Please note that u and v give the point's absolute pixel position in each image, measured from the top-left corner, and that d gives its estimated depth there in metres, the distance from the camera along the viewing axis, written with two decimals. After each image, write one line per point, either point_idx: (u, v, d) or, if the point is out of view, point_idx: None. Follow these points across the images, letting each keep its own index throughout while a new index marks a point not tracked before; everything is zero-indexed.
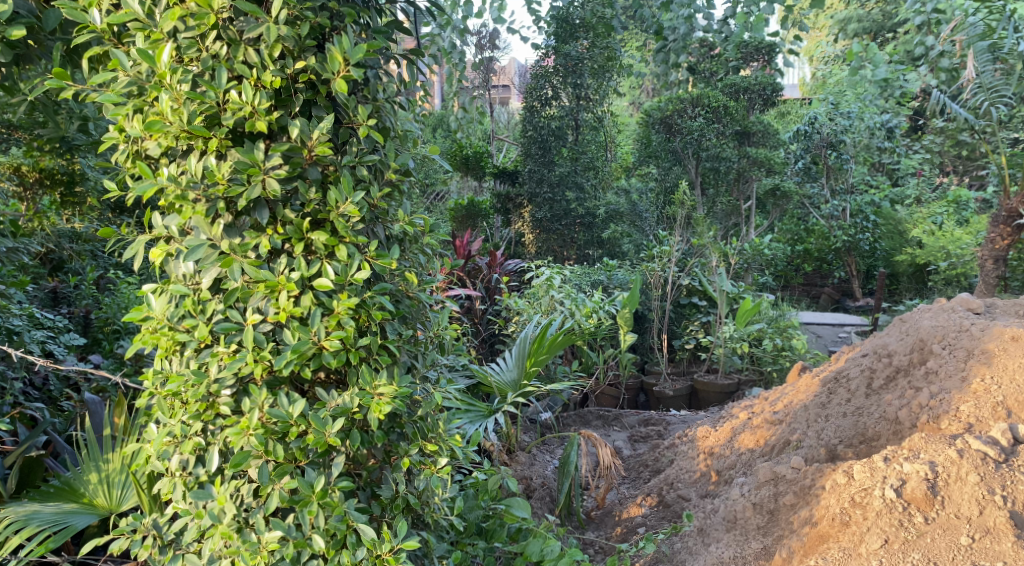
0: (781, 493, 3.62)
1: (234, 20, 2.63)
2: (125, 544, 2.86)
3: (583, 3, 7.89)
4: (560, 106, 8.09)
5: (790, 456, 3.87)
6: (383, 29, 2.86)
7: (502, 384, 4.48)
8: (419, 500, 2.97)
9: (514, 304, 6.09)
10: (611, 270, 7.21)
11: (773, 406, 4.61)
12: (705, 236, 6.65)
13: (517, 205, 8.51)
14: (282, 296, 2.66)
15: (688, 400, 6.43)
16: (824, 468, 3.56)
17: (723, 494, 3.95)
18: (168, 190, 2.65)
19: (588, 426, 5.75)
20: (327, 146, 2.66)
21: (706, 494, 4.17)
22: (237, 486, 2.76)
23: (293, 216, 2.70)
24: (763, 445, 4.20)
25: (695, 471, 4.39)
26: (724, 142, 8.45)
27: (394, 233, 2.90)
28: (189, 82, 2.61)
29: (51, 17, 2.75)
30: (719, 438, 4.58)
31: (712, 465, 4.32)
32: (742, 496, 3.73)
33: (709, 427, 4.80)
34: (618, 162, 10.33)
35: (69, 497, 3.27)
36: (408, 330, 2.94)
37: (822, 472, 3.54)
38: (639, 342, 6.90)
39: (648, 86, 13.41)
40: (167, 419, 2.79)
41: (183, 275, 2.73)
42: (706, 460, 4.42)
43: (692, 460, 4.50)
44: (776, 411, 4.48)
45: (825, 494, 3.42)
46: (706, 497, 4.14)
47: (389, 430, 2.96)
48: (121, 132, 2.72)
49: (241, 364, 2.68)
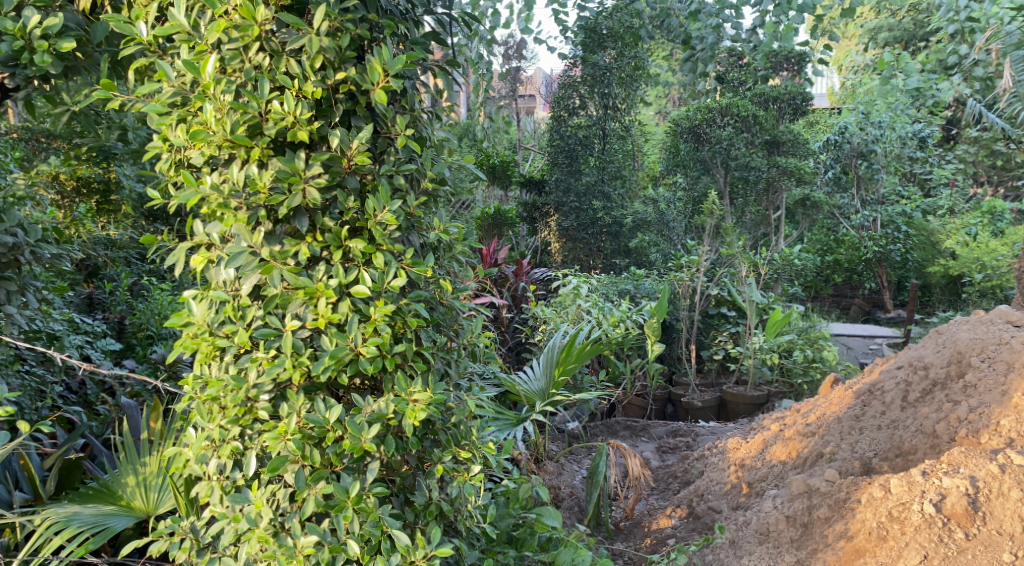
0: (815, 506, 3.60)
1: (277, 32, 2.68)
2: (163, 547, 2.90)
3: (610, 13, 7.89)
4: (587, 115, 8.10)
5: (823, 468, 3.85)
6: (420, 40, 2.89)
7: (531, 392, 4.48)
8: (452, 508, 2.98)
9: (541, 313, 6.12)
10: (639, 279, 7.20)
11: (805, 418, 4.58)
12: (734, 246, 6.61)
13: (544, 214, 8.54)
14: (321, 303, 2.70)
15: (717, 411, 6.38)
16: (859, 482, 3.54)
17: (755, 506, 3.93)
18: (210, 199, 2.69)
19: (615, 436, 5.75)
20: (365, 156, 2.70)
21: (737, 506, 4.15)
22: (273, 490, 2.79)
23: (332, 224, 2.74)
24: (796, 457, 4.19)
25: (725, 483, 4.37)
26: (753, 151, 8.43)
27: (429, 241, 2.93)
28: (233, 92, 2.66)
29: (99, 29, 2.80)
30: (751, 449, 4.57)
31: (743, 478, 4.30)
32: (775, 508, 3.71)
33: (739, 439, 4.78)
34: (645, 171, 10.32)
35: (107, 499, 3.33)
36: (442, 337, 2.97)
37: (857, 485, 3.53)
38: (667, 352, 6.88)
39: (675, 95, 13.39)
40: (206, 424, 2.82)
41: (223, 282, 2.77)
42: (737, 472, 4.40)
43: (723, 472, 4.48)
44: (808, 423, 4.46)
45: (861, 508, 3.40)
46: (737, 509, 4.12)
47: (423, 437, 2.98)
48: (164, 141, 2.77)
49: (280, 369, 2.72)
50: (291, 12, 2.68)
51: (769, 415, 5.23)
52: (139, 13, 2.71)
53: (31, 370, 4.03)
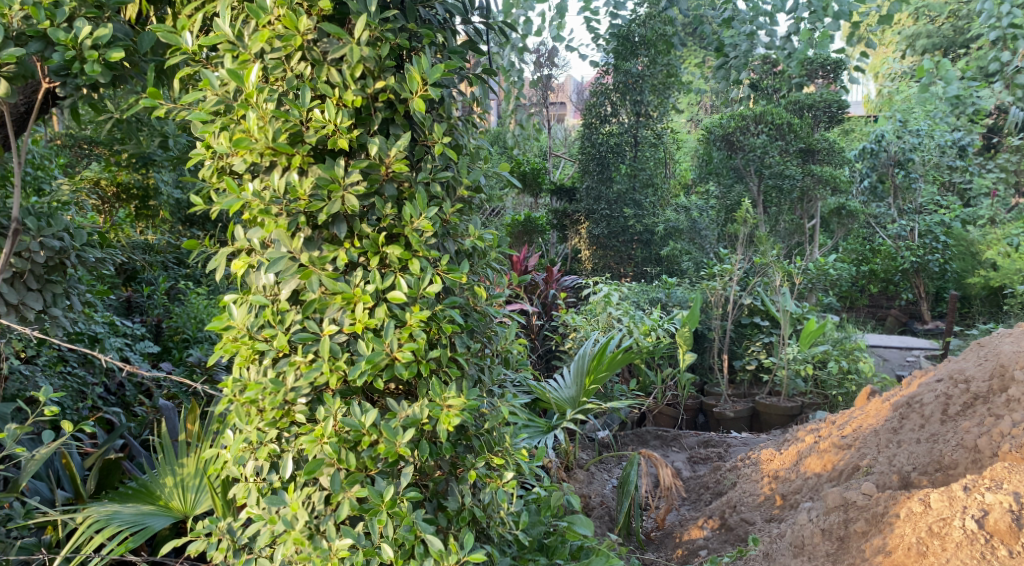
0: (851, 519, 3.58)
1: (318, 41, 2.73)
2: (201, 547, 2.95)
3: (643, 20, 7.89)
4: (618, 122, 8.14)
5: (860, 482, 3.82)
6: (457, 49, 2.92)
7: (561, 400, 4.49)
8: (484, 514, 3.00)
9: (572, 320, 6.13)
10: (671, 288, 7.19)
11: (841, 430, 4.55)
12: (768, 255, 6.56)
13: (574, 222, 8.56)
14: (358, 308, 2.74)
15: (749, 422, 6.34)
16: (897, 496, 3.52)
17: (790, 519, 3.91)
18: (252, 205, 2.75)
19: (646, 446, 5.74)
20: (403, 164, 2.73)
21: (771, 518, 4.13)
22: (309, 493, 2.82)
23: (370, 230, 2.78)
24: (831, 470, 4.16)
25: (758, 494, 4.35)
26: (787, 159, 8.38)
27: (464, 247, 2.96)
28: (275, 100, 2.71)
29: (146, 39, 2.87)
30: (784, 461, 4.55)
31: (777, 489, 4.29)
32: (810, 521, 3.69)
33: (773, 450, 4.76)
34: (677, 178, 10.29)
35: (146, 499, 3.39)
36: (476, 343, 3.00)
37: (895, 499, 3.51)
38: (699, 362, 6.86)
39: (707, 103, 13.34)
40: (244, 426, 2.86)
41: (262, 286, 2.82)
42: (771, 484, 4.38)
43: (756, 484, 4.46)
44: (844, 435, 4.43)
45: (899, 523, 3.38)
46: (771, 521, 4.10)
47: (456, 443, 3.01)
48: (207, 148, 2.83)
49: (317, 373, 2.76)
50: (332, 22, 2.73)
51: (803, 426, 5.19)
52: (185, 24, 2.78)
53: (73, 371, 4.11)
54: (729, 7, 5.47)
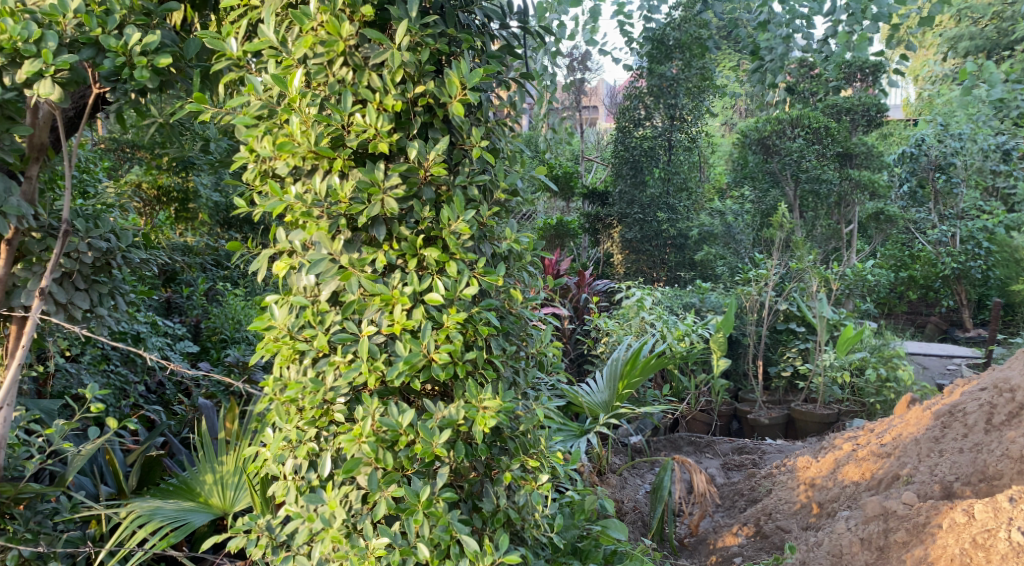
0: (891, 529, 3.55)
1: (359, 47, 2.78)
2: (241, 544, 2.98)
3: (679, 24, 7.88)
4: (652, 126, 8.14)
5: (900, 491, 3.80)
6: (496, 53, 2.96)
7: (594, 404, 4.49)
8: (519, 516, 3.01)
9: (605, 325, 6.13)
10: (704, 293, 7.16)
11: (880, 438, 4.52)
12: (805, 260, 6.50)
13: (606, 225, 8.55)
14: (396, 309, 2.77)
15: (784, 429, 6.30)
16: (939, 506, 3.49)
17: (827, 527, 3.90)
18: (293, 208, 2.79)
19: (679, 451, 5.72)
20: (441, 167, 2.77)
21: (808, 526, 4.12)
22: (347, 491, 2.86)
23: (408, 233, 2.82)
24: (870, 479, 4.14)
25: (794, 502, 4.33)
26: (825, 163, 8.35)
27: (501, 251, 2.98)
28: (317, 105, 2.76)
29: (192, 45, 2.94)
30: (821, 469, 4.52)
31: (813, 497, 4.27)
32: (848, 530, 3.68)
33: (810, 457, 4.73)
34: (711, 183, 10.23)
35: (186, 495, 3.45)
36: (512, 346, 3.02)
37: (937, 510, 3.48)
38: (733, 368, 6.83)
39: (742, 107, 13.26)
40: (284, 425, 2.91)
41: (303, 287, 2.87)
42: (807, 492, 4.36)
43: (791, 491, 4.44)
44: (882, 443, 4.40)
45: (941, 534, 3.35)
46: (807, 530, 4.09)
47: (492, 444, 3.03)
48: (250, 152, 2.89)
49: (356, 373, 2.80)
50: (373, 28, 2.78)
51: (840, 434, 5.15)
52: (230, 30, 2.84)
53: (116, 369, 4.19)
54: (764, 10, 5.44)
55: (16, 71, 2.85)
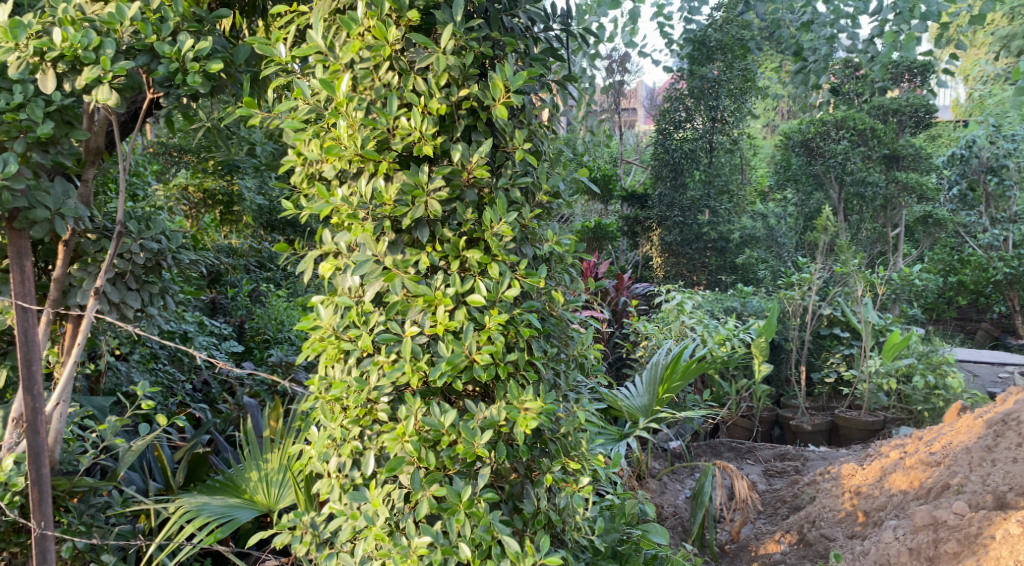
0: (941, 539, 3.54)
1: (405, 51, 2.82)
2: (285, 540, 3.03)
3: (720, 25, 7.93)
4: (693, 128, 8.13)
5: (951, 501, 3.75)
6: (539, 56, 2.99)
7: (633, 408, 4.50)
8: (560, 518, 3.02)
9: (644, 328, 6.13)
10: (746, 297, 7.12)
11: (929, 446, 4.46)
12: (849, 264, 6.42)
13: (645, 229, 8.57)
14: (438, 310, 2.80)
15: (827, 436, 6.24)
16: (992, 517, 3.47)
17: (873, 536, 3.89)
18: (340, 210, 2.85)
19: (720, 457, 5.70)
20: (484, 169, 2.80)
21: (853, 535, 4.09)
22: (389, 490, 2.89)
23: (451, 235, 2.85)
24: (918, 488, 4.08)
25: (839, 510, 4.30)
26: (870, 166, 8.23)
27: (542, 253, 3.01)
28: (364, 109, 2.81)
29: (242, 51, 3.02)
30: (867, 476, 4.47)
31: (859, 505, 4.24)
32: (896, 539, 3.69)
33: (855, 465, 4.69)
34: (753, 185, 10.15)
35: (232, 492, 3.51)
36: (553, 347, 3.04)
37: (990, 521, 3.46)
38: (775, 374, 6.78)
39: (784, 108, 13.15)
40: (329, 423, 2.97)
41: (348, 288, 2.92)
42: (852, 500, 4.33)
43: (836, 499, 4.40)
44: (932, 452, 4.35)
45: (994, 545, 3.34)
46: (852, 538, 4.05)
47: (533, 446, 3.04)
48: (298, 155, 2.97)
49: (399, 373, 2.84)
50: (419, 32, 2.83)
51: (886, 441, 5.10)
52: (279, 36, 2.91)
53: (164, 367, 4.28)
54: (808, 10, 5.40)
55: (75, 77, 2.92)
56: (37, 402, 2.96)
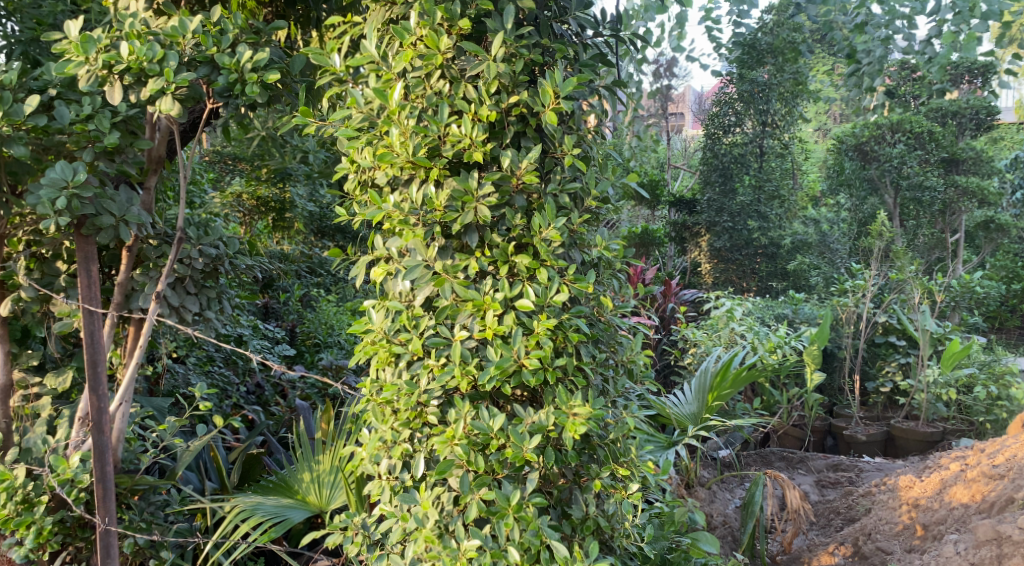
0: (1006, 555, 3.55)
1: (456, 59, 2.88)
2: (337, 540, 3.08)
3: (770, 28, 7.94)
4: (742, 132, 8.17)
5: (1015, 515, 3.71)
6: (588, 62, 3.02)
7: (682, 416, 4.48)
8: (609, 524, 3.04)
9: (692, 335, 6.12)
10: (798, 304, 7.04)
11: (992, 459, 4.38)
12: (906, 270, 6.29)
13: (694, 235, 8.61)
14: (488, 314, 2.84)
15: (883, 447, 6.14)
16: None
17: (933, 550, 3.89)
18: (392, 216, 2.90)
19: (771, 467, 5.66)
20: (533, 175, 2.83)
21: (911, 549, 4.05)
22: (439, 493, 2.93)
23: (500, 240, 2.89)
24: (980, 501, 4.02)
25: (896, 523, 4.24)
26: (928, 170, 8.10)
27: (590, 258, 3.03)
28: (416, 117, 2.86)
29: (298, 62, 3.11)
30: (926, 489, 4.39)
31: (917, 519, 4.18)
32: (958, 555, 3.69)
33: (912, 477, 4.61)
34: (806, 190, 10.03)
35: (285, 493, 3.57)
36: (602, 353, 3.06)
37: None
38: (828, 383, 6.71)
39: (837, 111, 12.97)
40: (379, 425, 3.02)
41: (399, 292, 2.97)
42: (910, 513, 4.26)
43: (893, 511, 4.34)
44: (994, 464, 4.26)
45: None
46: (911, 552, 4.02)
47: (581, 452, 3.05)
48: (352, 163, 3.03)
49: (449, 377, 2.88)
50: (470, 40, 2.88)
51: (946, 453, 5.00)
52: (333, 46, 2.98)
53: (219, 370, 4.40)
54: (862, 11, 5.37)
55: (140, 89, 3.02)
56: (101, 401, 3.07)
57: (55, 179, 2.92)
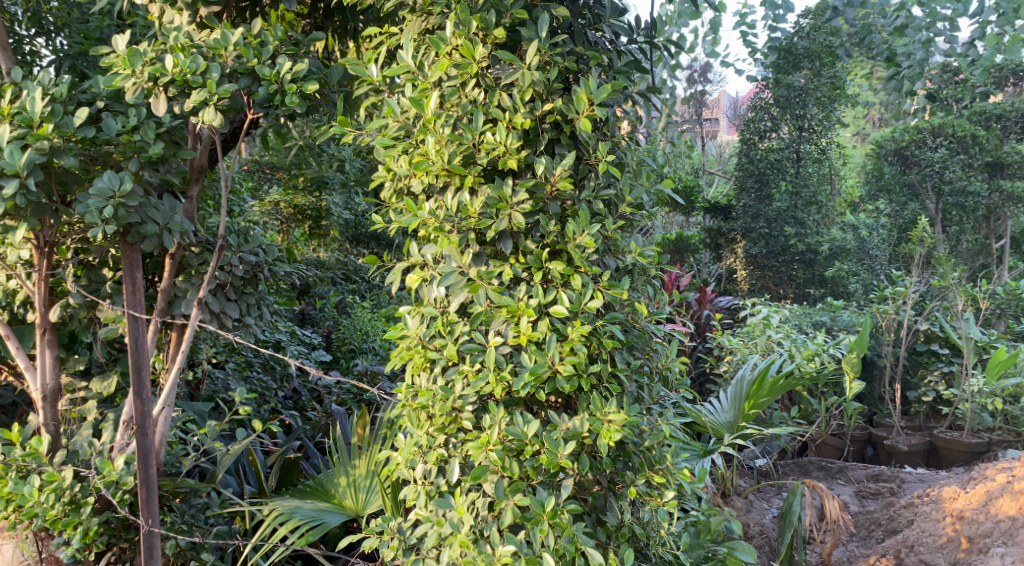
0: None
1: (491, 68, 2.91)
2: (374, 544, 3.12)
3: (806, 33, 7.94)
4: (779, 138, 8.14)
5: None
6: (622, 69, 3.04)
7: (718, 424, 4.47)
8: (644, 532, 3.04)
9: (728, 343, 6.10)
10: (836, 311, 6.98)
11: None
12: (949, 276, 6.21)
13: (729, 241, 8.63)
14: (522, 321, 2.86)
15: (926, 457, 6.08)
16: None
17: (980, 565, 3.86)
18: (427, 223, 2.94)
19: (809, 476, 5.61)
20: (567, 182, 2.85)
21: (956, 561, 4.01)
22: (473, 498, 2.95)
23: (534, 247, 2.91)
24: None
25: (940, 535, 4.20)
26: (971, 174, 7.98)
27: (625, 264, 3.05)
28: (451, 125, 2.90)
29: (336, 72, 3.16)
30: (971, 501, 4.33)
31: (962, 531, 4.14)
32: None
33: (957, 489, 4.55)
34: (844, 196, 9.94)
35: (322, 497, 3.61)
36: (637, 359, 3.07)
37: None
38: (867, 392, 6.64)
39: (876, 116, 12.84)
40: (415, 430, 3.06)
41: (434, 299, 3.01)
42: (955, 525, 4.22)
43: (937, 523, 4.30)
44: None
45: None
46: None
47: (616, 459, 3.06)
48: (388, 171, 3.07)
49: (484, 383, 2.90)
50: (505, 49, 2.92)
51: (992, 464, 4.92)
52: (370, 57, 3.04)
53: (257, 375, 4.47)
54: (902, 15, 5.75)
55: (184, 100, 3.09)
56: (145, 404, 3.13)
57: (102, 189, 2.99)
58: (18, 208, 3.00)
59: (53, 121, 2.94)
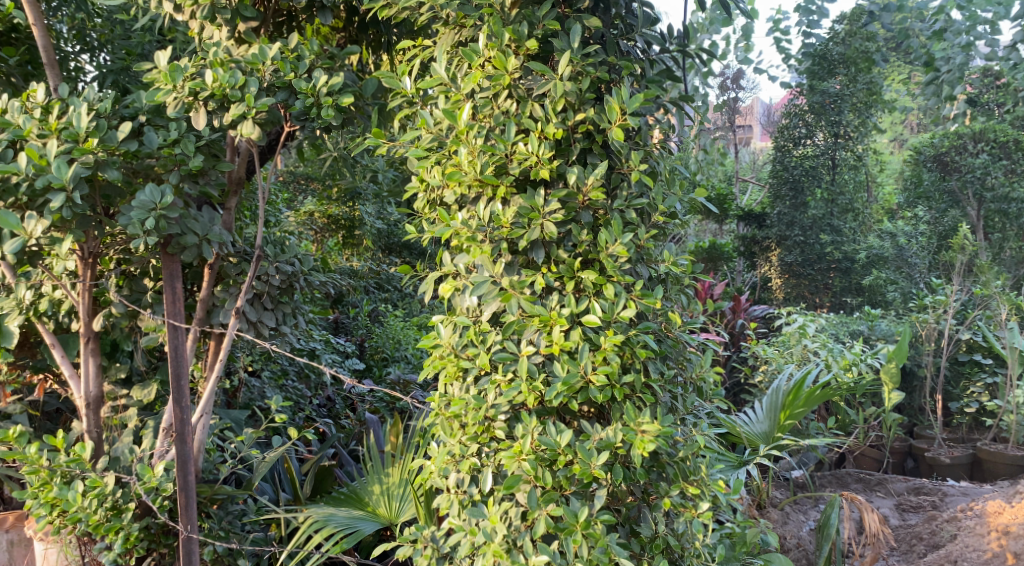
0: None
1: (523, 79, 2.94)
2: (408, 552, 3.13)
3: (842, 38, 7.90)
4: (813, 145, 8.09)
5: None
6: (655, 78, 3.06)
7: (753, 435, 4.45)
8: (678, 543, 3.02)
9: (763, 352, 6.07)
10: (874, 320, 6.90)
11: None
12: (991, 285, 6.11)
13: (763, 249, 8.60)
14: (554, 330, 2.87)
15: (969, 470, 6.01)
16: None
17: None
18: (460, 232, 2.96)
19: (847, 488, 5.55)
20: (599, 192, 2.87)
21: None
22: (506, 507, 2.96)
23: (566, 256, 2.92)
24: None
25: (984, 551, 4.15)
26: (1015, 180, 7.71)
27: (658, 273, 3.04)
28: (483, 136, 2.91)
29: (370, 85, 3.19)
30: (1016, 515, 4.27)
31: (1007, 546, 4.08)
32: None
33: (1002, 503, 4.49)
34: (881, 203, 9.82)
35: (356, 504, 3.64)
36: (670, 370, 3.07)
37: None
38: (907, 402, 6.58)
39: (914, 121, 12.68)
40: (448, 439, 3.07)
41: (467, 308, 3.03)
42: (1000, 540, 4.16)
43: (981, 538, 4.24)
44: None
45: None
46: None
47: (650, 470, 3.05)
48: (421, 181, 3.10)
49: (516, 392, 2.91)
50: (537, 60, 2.94)
51: None
52: (404, 69, 3.07)
53: (293, 384, 4.54)
54: None
55: (223, 114, 3.15)
56: (184, 412, 3.19)
57: (145, 201, 3.04)
58: (64, 220, 3.08)
59: (98, 135, 3.01)
